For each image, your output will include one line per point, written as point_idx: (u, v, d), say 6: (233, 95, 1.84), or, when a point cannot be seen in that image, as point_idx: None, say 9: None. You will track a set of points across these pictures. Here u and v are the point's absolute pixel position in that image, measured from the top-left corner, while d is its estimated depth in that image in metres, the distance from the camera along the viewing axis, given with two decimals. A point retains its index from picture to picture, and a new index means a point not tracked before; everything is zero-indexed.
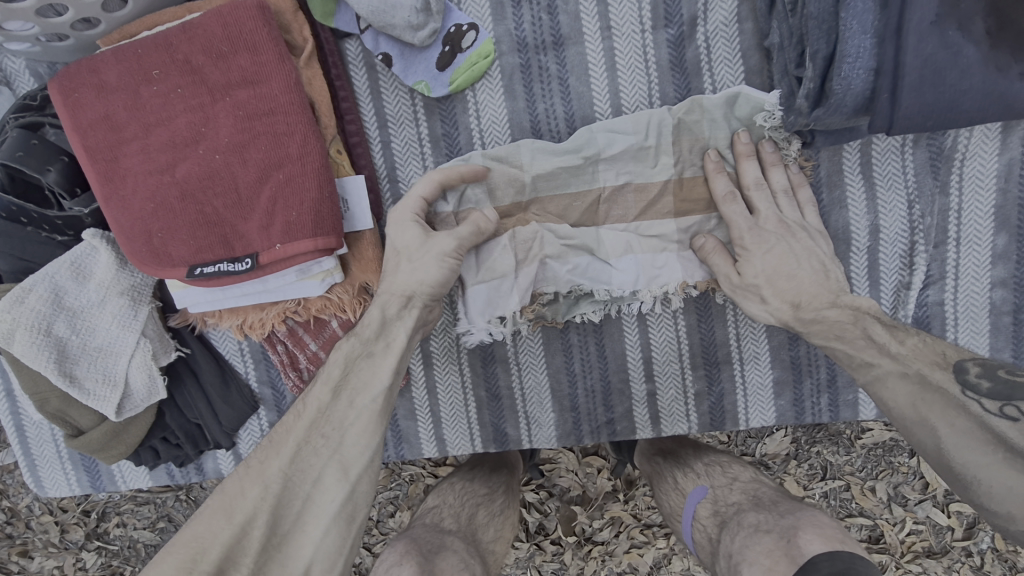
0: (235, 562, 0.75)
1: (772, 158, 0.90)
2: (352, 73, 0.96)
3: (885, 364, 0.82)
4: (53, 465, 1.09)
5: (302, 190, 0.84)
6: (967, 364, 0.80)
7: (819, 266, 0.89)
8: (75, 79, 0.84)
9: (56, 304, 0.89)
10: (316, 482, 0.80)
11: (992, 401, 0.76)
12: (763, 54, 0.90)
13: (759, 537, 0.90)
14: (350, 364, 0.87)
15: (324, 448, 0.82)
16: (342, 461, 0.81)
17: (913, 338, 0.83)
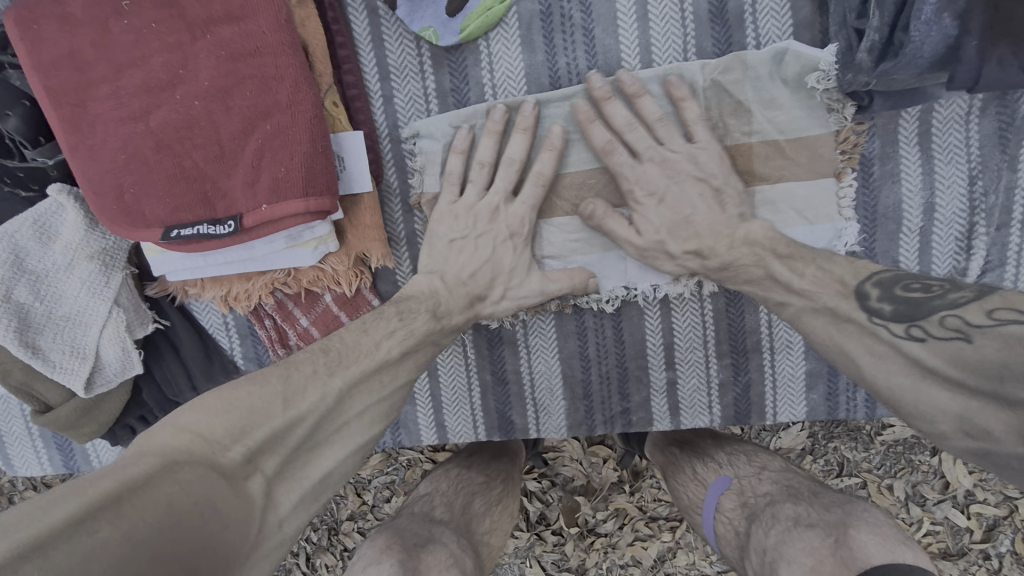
0: (273, 447, 0.64)
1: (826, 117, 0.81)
2: (351, 18, 0.86)
3: (795, 302, 0.75)
4: (23, 442, 1.01)
5: (293, 143, 0.75)
6: (868, 288, 0.68)
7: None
8: (36, 9, 0.74)
9: (17, 268, 0.80)
10: (361, 411, 0.74)
11: (895, 324, 0.64)
12: (817, 4, 0.79)
13: (800, 532, 0.82)
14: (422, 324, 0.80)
15: (376, 392, 0.76)
16: (391, 406, 0.78)
17: (813, 268, 0.74)
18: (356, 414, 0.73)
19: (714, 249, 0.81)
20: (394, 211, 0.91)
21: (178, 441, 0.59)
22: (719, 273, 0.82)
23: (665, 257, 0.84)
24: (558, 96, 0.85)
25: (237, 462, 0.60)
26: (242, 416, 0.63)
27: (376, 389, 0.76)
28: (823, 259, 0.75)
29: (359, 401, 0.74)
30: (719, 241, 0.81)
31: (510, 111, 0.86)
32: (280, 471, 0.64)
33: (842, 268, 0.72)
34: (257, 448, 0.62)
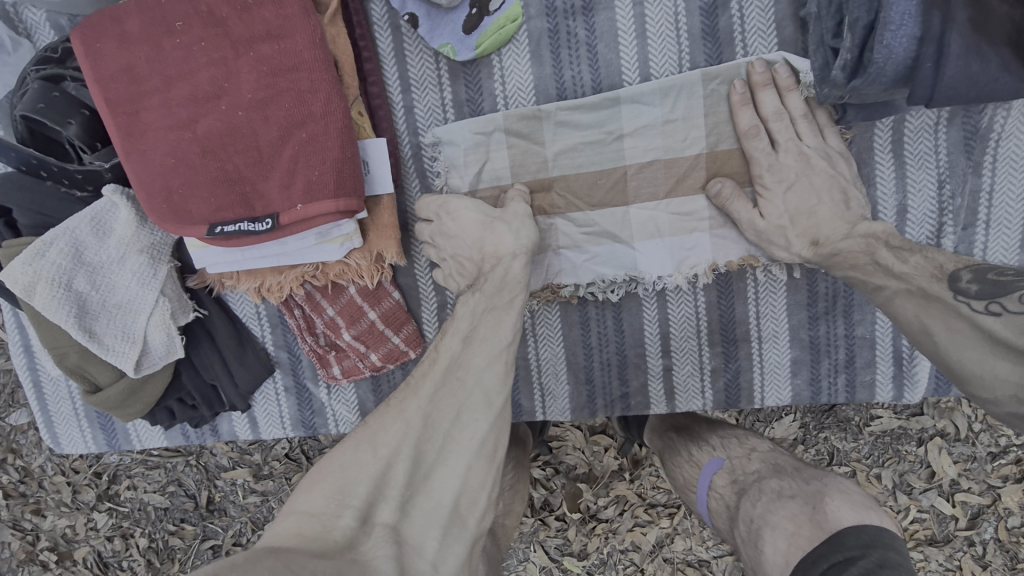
0: (384, 496, 0.72)
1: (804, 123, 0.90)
2: (377, 34, 0.94)
3: (893, 285, 0.83)
4: (69, 421, 1.10)
5: (325, 150, 0.84)
6: (960, 273, 0.79)
7: (842, 198, 0.89)
8: (97, 28, 0.83)
9: (76, 260, 0.89)
10: (456, 417, 0.77)
11: (978, 300, 0.75)
12: (798, 24, 0.88)
13: (784, 502, 0.91)
14: (463, 305, 0.87)
15: (461, 388, 0.78)
16: (485, 391, 0.78)
17: (916, 257, 0.83)
18: (454, 421, 0.76)
19: (830, 237, 0.89)
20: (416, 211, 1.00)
21: (290, 528, 0.68)
22: (829, 259, 0.89)
23: (784, 245, 0.92)
24: (570, 105, 0.92)
25: (352, 525, 0.68)
26: (338, 486, 0.72)
27: (457, 387, 0.78)
28: (927, 250, 0.84)
29: (449, 408, 0.77)
30: (837, 231, 0.88)
31: (526, 118, 0.93)
32: (401, 516, 0.71)
33: (943, 257, 0.83)
34: (369, 504, 0.71)
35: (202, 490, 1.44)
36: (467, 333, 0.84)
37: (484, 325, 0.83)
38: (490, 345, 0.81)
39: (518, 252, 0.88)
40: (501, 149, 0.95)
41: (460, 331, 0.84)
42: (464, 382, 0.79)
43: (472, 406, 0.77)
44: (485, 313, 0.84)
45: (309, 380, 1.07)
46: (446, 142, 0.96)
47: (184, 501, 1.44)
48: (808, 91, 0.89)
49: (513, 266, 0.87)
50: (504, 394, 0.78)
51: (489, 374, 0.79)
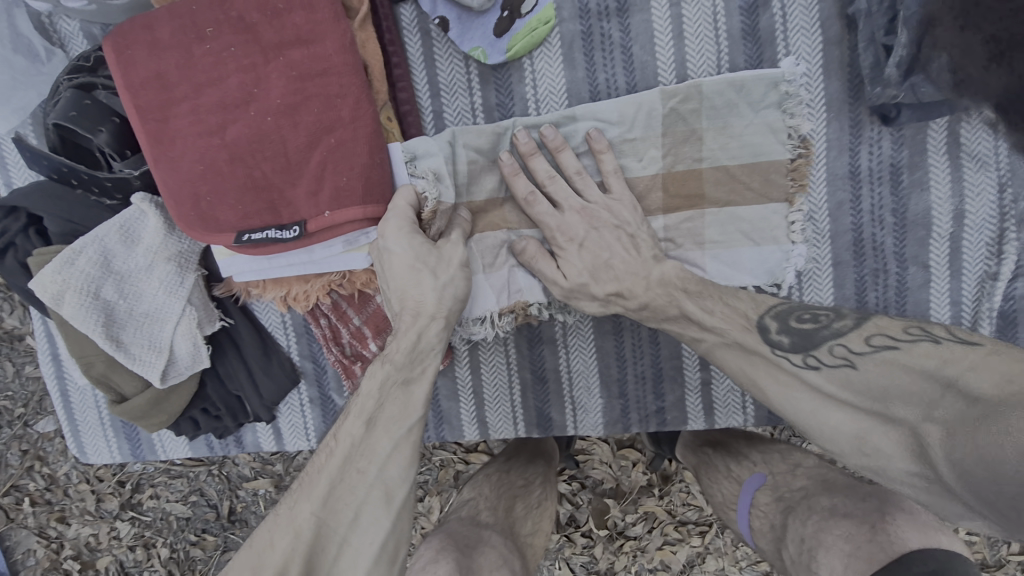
0: None
1: (613, 168, 0.89)
2: (406, 39, 0.92)
3: (710, 338, 0.82)
4: (96, 431, 1.09)
5: (354, 155, 0.82)
6: (767, 322, 0.77)
7: (630, 244, 0.88)
8: (128, 35, 0.82)
9: (105, 268, 0.88)
10: (353, 522, 0.75)
11: (794, 354, 0.73)
12: (845, 23, 0.84)
13: (838, 521, 0.85)
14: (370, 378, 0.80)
15: (361, 483, 0.76)
16: (387, 483, 0.76)
17: (720, 305, 0.81)
18: (348, 527, 0.75)
19: (633, 291, 0.86)
20: None
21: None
22: (641, 312, 0.87)
23: (589, 299, 0.89)
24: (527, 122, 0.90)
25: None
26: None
27: (355, 483, 0.76)
28: (729, 295, 0.83)
29: (347, 509, 0.75)
30: (637, 283, 0.86)
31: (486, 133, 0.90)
32: None
33: (746, 303, 0.81)
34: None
35: (224, 500, 1.42)
36: (371, 414, 0.78)
37: (392, 402, 0.79)
38: (403, 426, 0.78)
39: (438, 315, 0.82)
40: (464, 162, 0.91)
41: (363, 412, 0.78)
42: (364, 474, 0.76)
43: (372, 506, 0.75)
44: (397, 387, 0.79)
45: (334, 391, 1.05)
46: (422, 156, 0.89)
47: (206, 511, 1.43)
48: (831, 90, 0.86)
49: (429, 331, 0.81)
50: (405, 487, 0.77)
51: (392, 463, 0.77)
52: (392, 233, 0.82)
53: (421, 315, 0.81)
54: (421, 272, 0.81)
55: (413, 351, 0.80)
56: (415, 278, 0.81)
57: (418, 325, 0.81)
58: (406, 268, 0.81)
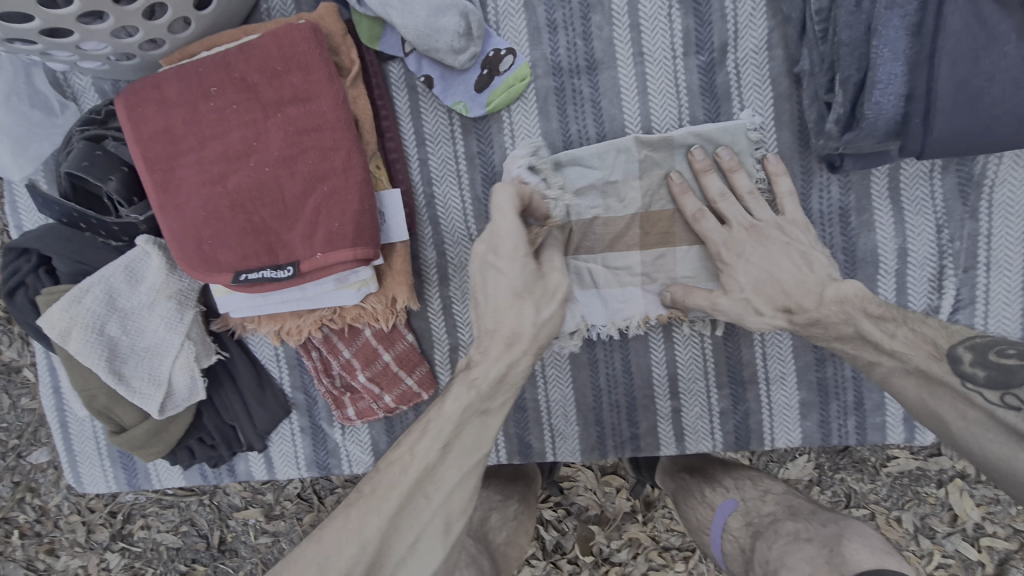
0: None
1: (787, 190, 0.93)
2: (394, 94, 1.00)
3: (886, 362, 0.85)
4: (92, 461, 1.13)
5: (345, 202, 0.88)
6: (960, 352, 0.81)
7: (802, 260, 0.89)
8: (140, 94, 0.90)
9: (110, 306, 0.94)
10: (413, 543, 0.80)
11: (991, 390, 0.77)
12: (792, 80, 0.93)
13: (801, 544, 0.92)
14: (453, 400, 0.82)
15: (425, 509, 0.81)
16: (448, 513, 0.83)
17: (903, 329, 0.84)
18: (411, 543, 0.80)
19: (804, 306, 0.87)
20: (428, 256, 1.04)
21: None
22: (807, 326, 0.88)
23: (754, 314, 0.90)
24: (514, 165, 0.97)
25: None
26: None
27: (423, 504, 0.81)
28: (914, 321, 0.85)
29: (410, 525, 0.80)
30: (808, 298, 0.87)
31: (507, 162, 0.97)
32: None
33: (934, 331, 0.84)
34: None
35: (215, 529, 1.45)
36: (447, 438, 0.82)
37: (470, 429, 0.83)
38: (475, 458, 0.84)
39: None
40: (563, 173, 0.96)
41: (441, 435, 0.81)
42: (430, 500, 0.81)
43: (430, 533, 0.81)
44: (474, 418, 0.83)
45: (324, 420, 1.09)
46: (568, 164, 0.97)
47: (196, 541, 1.46)
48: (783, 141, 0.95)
49: None
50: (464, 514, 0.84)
51: (456, 496, 0.83)
52: (506, 254, 0.80)
53: (515, 345, 0.81)
54: (525, 303, 0.81)
55: (502, 375, 0.82)
56: (517, 307, 0.80)
57: (508, 356, 0.82)
58: (509, 289, 0.80)
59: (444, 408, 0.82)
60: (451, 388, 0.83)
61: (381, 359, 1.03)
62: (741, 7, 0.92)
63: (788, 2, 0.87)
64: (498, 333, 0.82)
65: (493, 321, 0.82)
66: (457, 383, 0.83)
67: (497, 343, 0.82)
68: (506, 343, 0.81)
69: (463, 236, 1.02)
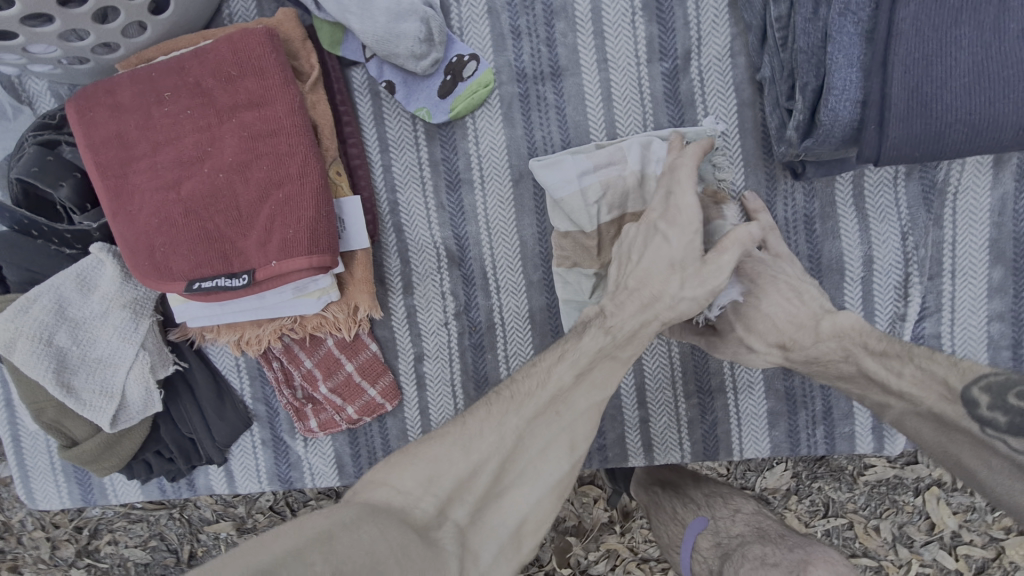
0: (461, 497, 0.71)
1: (770, 225, 0.89)
2: (357, 99, 0.99)
3: (897, 405, 0.83)
4: (46, 476, 1.09)
5: (301, 209, 0.85)
6: (975, 395, 0.78)
7: (795, 294, 0.86)
8: (92, 99, 0.88)
9: (59, 315, 0.91)
10: (543, 449, 0.76)
11: (1014, 437, 0.76)
12: (755, 87, 0.93)
13: (766, 570, 0.92)
14: (591, 338, 0.78)
15: (557, 423, 0.77)
16: (575, 435, 0.78)
17: (911, 368, 0.82)
18: (540, 451, 0.75)
19: (799, 342, 0.85)
20: (392, 263, 1.02)
21: (380, 498, 0.68)
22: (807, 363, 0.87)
23: (746, 350, 0.88)
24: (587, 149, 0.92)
25: (432, 514, 0.68)
26: (430, 467, 0.71)
27: (554, 421, 0.77)
28: (922, 357, 0.83)
29: (542, 434, 0.76)
30: (805, 335, 0.85)
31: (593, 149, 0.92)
32: (472, 520, 0.70)
33: (943, 367, 0.81)
34: (447, 499, 0.70)
35: (184, 544, 1.41)
36: (583, 368, 0.78)
37: (599, 370, 0.79)
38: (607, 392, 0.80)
39: None
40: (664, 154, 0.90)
41: (576, 365, 0.77)
42: (562, 416, 0.77)
43: (559, 446, 0.77)
44: (607, 357, 0.79)
45: (285, 432, 1.07)
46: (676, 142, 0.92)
47: (165, 556, 1.42)
48: (747, 146, 0.94)
49: None
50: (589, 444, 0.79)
51: (584, 420, 0.78)
52: (679, 221, 0.77)
53: (650, 309, 0.78)
54: (673, 274, 0.77)
55: (636, 331, 0.78)
56: (666, 274, 0.77)
57: (643, 315, 0.78)
58: (666, 259, 0.77)
59: (579, 342, 0.79)
60: (587, 328, 0.80)
61: (343, 370, 1.02)
62: (705, 15, 0.92)
63: (749, 10, 0.86)
64: (638, 293, 0.78)
65: (637, 281, 0.78)
66: (592, 327, 0.79)
67: (635, 301, 0.78)
68: (643, 304, 0.78)
69: (428, 243, 1.01)
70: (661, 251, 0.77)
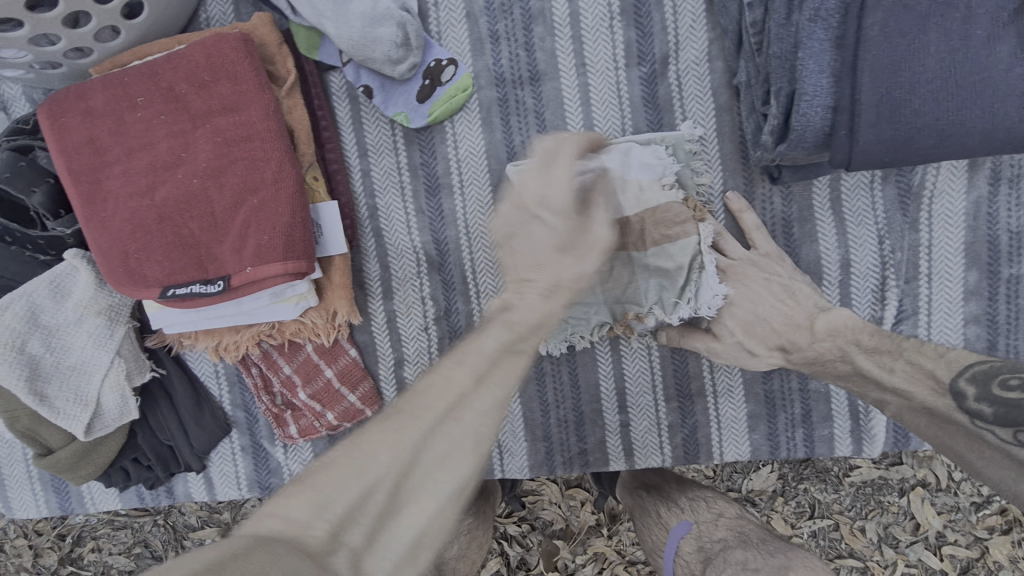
0: (354, 518, 0.60)
1: (755, 224, 0.93)
2: (335, 104, 0.99)
3: (893, 401, 0.83)
4: (23, 484, 1.08)
5: (276, 215, 0.85)
6: (963, 387, 0.78)
7: (785, 293, 0.90)
8: (64, 104, 0.87)
9: (32, 322, 0.90)
10: (444, 459, 0.63)
11: (1002, 428, 0.75)
12: (732, 92, 0.93)
13: None
14: (489, 335, 0.67)
15: (458, 430, 0.63)
16: (479, 441, 0.64)
17: (901, 363, 0.83)
18: (438, 461, 0.63)
19: (798, 344, 0.88)
20: (371, 269, 1.01)
21: (266, 530, 0.57)
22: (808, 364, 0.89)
23: (747, 355, 0.91)
24: None
25: (324, 540, 0.57)
26: (323, 491, 0.60)
27: (455, 429, 0.63)
28: (910, 352, 0.83)
29: (440, 444, 0.63)
30: (801, 335, 0.88)
31: None
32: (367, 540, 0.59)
33: (932, 362, 0.82)
34: (343, 521, 0.59)
35: (169, 551, 1.40)
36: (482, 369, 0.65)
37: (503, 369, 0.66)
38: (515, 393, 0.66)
39: None
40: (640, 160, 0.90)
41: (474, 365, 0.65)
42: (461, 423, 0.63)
43: (460, 456, 0.63)
44: (510, 353, 0.66)
45: (265, 439, 1.06)
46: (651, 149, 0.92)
47: (149, 563, 1.40)
48: (725, 151, 0.95)
49: None
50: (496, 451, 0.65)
51: (490, 425, 0.64)
52: (559, 202, 0.67)
53: (553, 298, 0.68)
54: (563, 258, 0.68)
55: (543, 321, 0.68)
56: (558, 259, 0.67)
57: (547, 306, 0.68)
58: (551, 245, 0.68)
59: (480, 342, 0.67)
60: (489, 325, 0.68)
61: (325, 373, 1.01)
62: (682, 19, 0.92)
63: (725, 15, 0.87)
64: (536, 284, 0.68)
65: (532, 270, 0.68)
66: (494, 324, 0.68)
67: (536, 292, 0.68)
68: (542, 293, 0.68)
69: (407, 248, 1.00)
70: (542, 233, 0.68)
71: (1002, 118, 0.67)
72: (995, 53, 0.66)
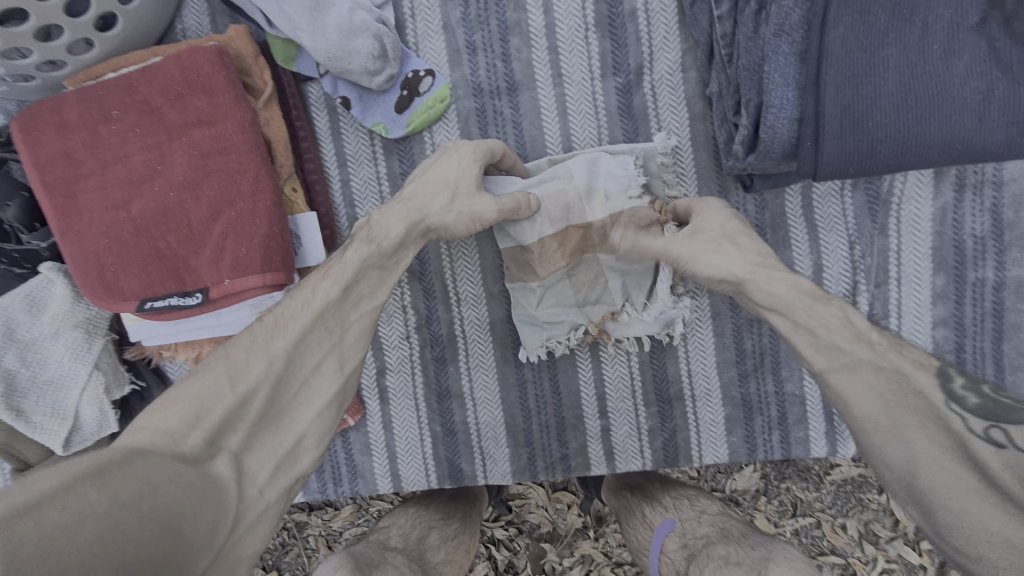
0: (233, 426, 0.67)
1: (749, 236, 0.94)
2: (313, 115, 0.99)
3: (860, 353, 0.71)
4: None
5: (253, 227, 0.85)
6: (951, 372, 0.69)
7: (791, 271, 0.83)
8: (37, 117, 0.86)
9: (7, 337, 0.89)
10: (314, 369, 0.75)
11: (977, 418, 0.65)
12: (706, 101, 0.94)
13: (730, 568, 0.91)
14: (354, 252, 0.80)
15: (326, 340, 0.77)
16: (343, 353, 0.78)
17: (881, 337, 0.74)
18: (311, 371, 0.75)
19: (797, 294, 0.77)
20: None
21: (140, 441, 0.62)
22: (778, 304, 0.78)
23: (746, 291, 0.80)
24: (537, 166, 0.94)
25: (201, 446, 0.64)
26: (195, 405, 0.66)
27: (323, 339, 0.77)
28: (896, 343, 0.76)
29: (310, 355, 0.75)
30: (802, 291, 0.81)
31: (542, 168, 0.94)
32: (247, 444, 0.68)
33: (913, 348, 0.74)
34: (217, 430, 0.66)
35: None
36: (348, 282, 0.79)
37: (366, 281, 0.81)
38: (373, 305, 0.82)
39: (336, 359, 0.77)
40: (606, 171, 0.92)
41: (342, 278, 0.78)
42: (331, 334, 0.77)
43: (328, 366, 0.77)
44: (373, 270, 0.81)
45: None
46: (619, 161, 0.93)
47: None
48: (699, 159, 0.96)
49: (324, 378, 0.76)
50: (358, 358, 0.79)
51: (353, 339, 0.79)
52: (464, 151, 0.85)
53: (417, 214, 0.82)
54: (444, 188, 0.83)
55: (401, 238, 0.82)
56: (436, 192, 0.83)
57: (409, 218, 0.82)
58: (441, 176, 0.83)
59: (344, 257, 0.80)
60: (352, 244, 0.81)
61: None
62: (655, 30, 0.94)
63: (696, 27, 0.88)
64: (407, 202, 0.83)
65: (412, 193, 0.84)
66: (358, 239, 0.81)
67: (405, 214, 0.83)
68: (412, 209, 0.83)
69: None
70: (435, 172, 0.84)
71: (960, 127, 0.69)
72: (951, 67, 0.68)
